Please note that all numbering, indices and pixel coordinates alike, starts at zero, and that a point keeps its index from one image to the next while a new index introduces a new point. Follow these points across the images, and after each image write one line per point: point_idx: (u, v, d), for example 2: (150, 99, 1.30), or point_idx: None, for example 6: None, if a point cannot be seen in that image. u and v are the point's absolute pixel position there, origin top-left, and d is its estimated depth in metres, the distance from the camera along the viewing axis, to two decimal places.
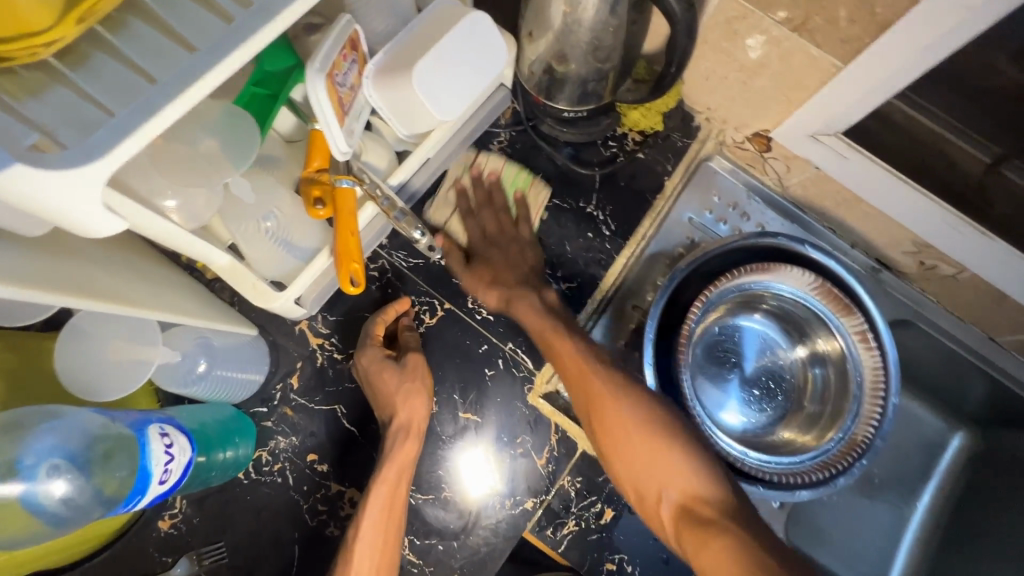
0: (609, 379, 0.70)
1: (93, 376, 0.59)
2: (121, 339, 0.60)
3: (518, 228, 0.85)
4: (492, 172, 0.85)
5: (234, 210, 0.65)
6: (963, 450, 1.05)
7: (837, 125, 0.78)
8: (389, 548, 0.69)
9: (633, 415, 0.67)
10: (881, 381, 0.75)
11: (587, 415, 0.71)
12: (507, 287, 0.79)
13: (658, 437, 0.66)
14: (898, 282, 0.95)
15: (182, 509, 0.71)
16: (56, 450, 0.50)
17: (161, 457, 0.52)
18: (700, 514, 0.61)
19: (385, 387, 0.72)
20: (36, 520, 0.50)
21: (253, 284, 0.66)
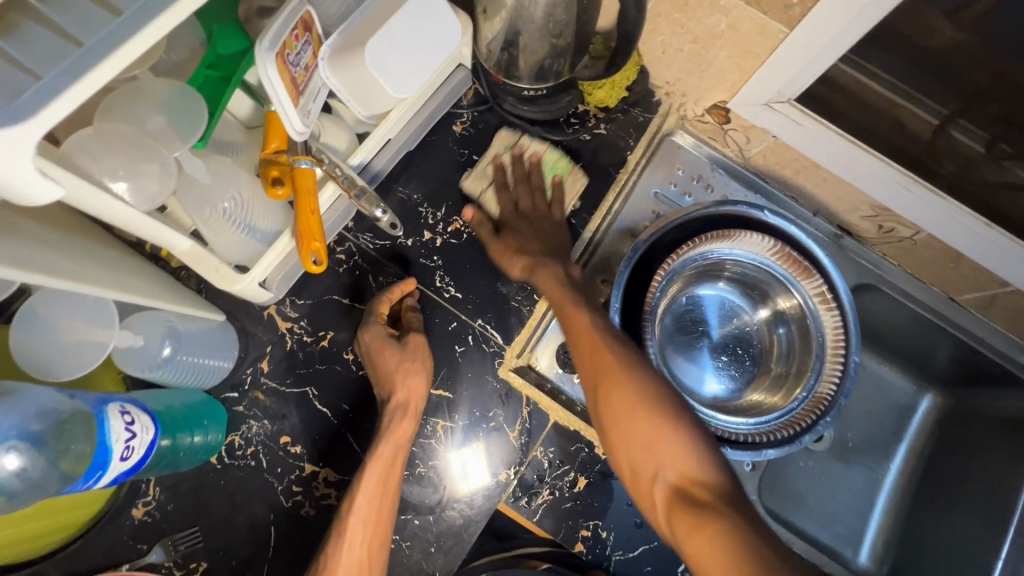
0: (621, 354, 0.68)
1: (51, 359, 0.59)
2: (78, 322, 0.60)
3: (551, 208, 0.85)
4: (534, 154, 0.87)
5: (190, 192, 0.64)
6: (931, 410, 1.08)
7: (789, 92, 0.79)
8: (382, 522, 0.70)
9: (637, 389, 0.66)
10: (841, 338, 0.77)
11: (591, 393, 0.70)
12: (532, 256, 0.79)
13: (661, 414, 0.64)
14: (858, 247, 0.99)
15: (155, 496, 0.71)
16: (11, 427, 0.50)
17: (121, 433, 0.53)
18: (693, 496, 0.60)
19: (385, 363, 0.73)
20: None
21: (216, 267, 0.66)
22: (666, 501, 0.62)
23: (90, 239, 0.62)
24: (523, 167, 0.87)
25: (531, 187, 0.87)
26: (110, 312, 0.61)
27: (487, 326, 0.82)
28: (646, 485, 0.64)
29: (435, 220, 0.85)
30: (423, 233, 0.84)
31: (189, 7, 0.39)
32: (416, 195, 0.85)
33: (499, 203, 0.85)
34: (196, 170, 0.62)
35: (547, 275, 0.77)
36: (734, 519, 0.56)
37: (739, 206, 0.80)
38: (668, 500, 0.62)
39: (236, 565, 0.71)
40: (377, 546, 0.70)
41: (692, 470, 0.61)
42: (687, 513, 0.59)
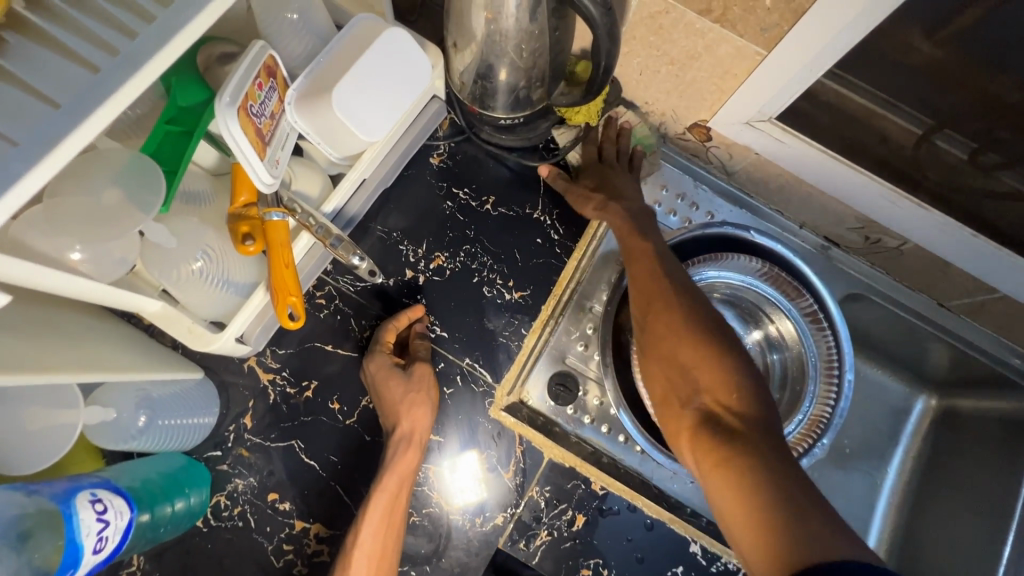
0: (676, 282, 0.68)
1: (13, 447, 0.56)
2: (39, 408, 0.58)
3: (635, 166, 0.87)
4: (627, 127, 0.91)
5: (156, 255, 0.62)
6: (926, 413, 1.08)
7: (769, 110, 0.78)
8: (386, 558, 0.68)
9: (682, 317, 0.66)
10: (834, 358, 0.76)
11: (640, 314, 0.70)
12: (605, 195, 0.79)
13: (707, 340, 0.64)
14: (848, 257, 0.96)
15: (141, 565, 0.69)
16: None
17: (92, 526, 0.51)
18: (724, 423, 0.60)
19: (391, 395, 0.72)
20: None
21: (189, 328, 0.63)
22: (693, 422, 0.63)
23: (53, 309, 0.59)
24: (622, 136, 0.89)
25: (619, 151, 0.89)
26: (74, 395, 0.59)
27: (475, 364, 0.80)
28: (678, 407, 0.66)
29: (416, 258, 0.83)
30: (404, 271, 0.82)
31: (132, 93, 0.37)
32: (396, 232, 0.83)
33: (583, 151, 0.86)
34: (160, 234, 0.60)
35: (618, 206, 0.77)
36: (768, 472, 0.55)
37: (726, 226, 0.80)
38: (697, 422, 0.63)
39: None
40: None
41: (729, 400, 0.62)
42: (713, 435, 0.60)
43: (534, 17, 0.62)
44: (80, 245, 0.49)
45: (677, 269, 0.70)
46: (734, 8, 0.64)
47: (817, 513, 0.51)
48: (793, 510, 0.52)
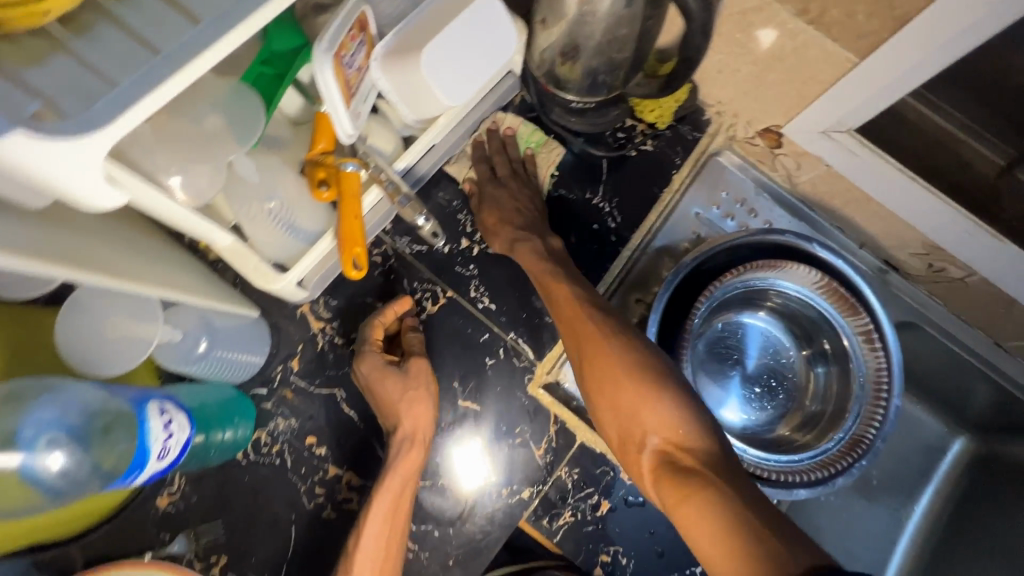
0: (607, 325, 0.68)
1: (94, 355, 0.58)
2: (120, 318, 0.59)
3: (523, 170, 0.86)
4: (506, 127, 0.87)
5: (235, 190, 0.64)
6: (963, 454, 1.04)
7: (850, 121, 0.77)
8: (391, 556, 0.69)
9: (626, 359, 0.64)
10: (884, 383, 0.74)
11: (582, 376, 0.68)
12: (515, 231, 0.77)
13: (649, 383, 0.63)
14: (904, 284, 0.93)
15: (181, 486, 0.70)
16: (58, 422, 0.50)
17: (160, 435, 0.52)
18: (680, 462, 0.57)
19: (387, 393, 0.72)
20: (34, 491, 0.50)
21: (256, 266, 0.66)
22: (653, 466, 0.59)
23: (133, 232, 0.61)
24: (501, 140, 0.86)
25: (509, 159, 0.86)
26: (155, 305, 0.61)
27: (519, 340, 0.80)
28: (635, 451, 0.62)
29: (473, 228, 0.83)
30: (460, 240, 0.82)
31: (264, 16, 0.38)
32: (456, 202, 0.84)
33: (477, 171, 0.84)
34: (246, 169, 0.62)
35: (525, 248, 0.76)
36: None
37: (788, 236, 0.76)
38: (656, 466, 0.59)
39: (255, 562, 0.71)
40: None
41: (681, 437, 0.59)
42: (673, 476, 0.56)
43: (630, 1, 0.62)
44: (175, 167, 0.50)
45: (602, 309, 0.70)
46: (834, 11, 0.64)
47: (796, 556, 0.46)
48: None
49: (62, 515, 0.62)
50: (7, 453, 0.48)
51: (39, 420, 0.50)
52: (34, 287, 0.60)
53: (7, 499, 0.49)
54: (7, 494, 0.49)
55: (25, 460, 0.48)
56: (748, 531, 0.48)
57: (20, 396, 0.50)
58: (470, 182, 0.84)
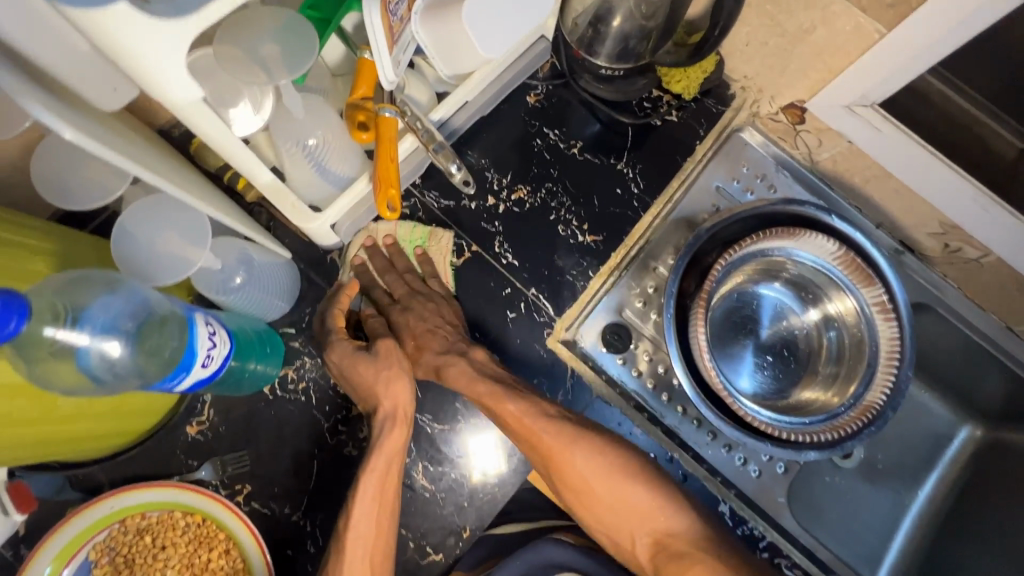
0: (563, 425, 0.72)
1: (146, 269, 0.56)
2: (178, 237, 0.58)
3: (425, 286, 0.81)
4: (386, 237, 0.82)
5: (281, 125, 0.65)
6: (970, 441, 1.04)
7: (873, 96, 0.79)
8: (384, 535, 0.70)
9: (595, 465, 0.71)
10: (897, 352, 0.75)
11: (554, 482, 0.73)
12: (434, 355, 0.76)
13: (633, 473, 0.71)
14: (919, 265, 0.95)
15: (210, 416, 0.73)
16: (122, 312, 0.50)
17: (206, 340, 0.53)
18: (671, 548, 0.67)
19: (362, 378, 0.70)
20: (84, 377, 0.48)
21: (293, 204, 0.67)
22: (649, 555, 0.69)
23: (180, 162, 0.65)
24: (380, 253, 0.81)
25: (399, 272, 0.82)
26: (206, 236, 0.58)
27: (540, 296, 0.85)
28: (627, 544, 0.71)
29: (500, 186, 0.86)
30: (487, 197, 0.85)
31: None
32: (484, 160, 0.86)
33: (377, 296, 0.80)
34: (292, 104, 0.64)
35: (453, 370, 0.75)
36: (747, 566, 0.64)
37: (807, 206, 0.78)
38: (652, 553, 0.69)
39: (277, 492, 0.73)
40: (382, 559, 0.70)
41: (664, 525, 0.69)
42: (671, 564, 0.66)
43: None
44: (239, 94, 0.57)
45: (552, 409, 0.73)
46: None
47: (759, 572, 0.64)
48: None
49: (99, 439, 0.63)
50: (69, 330, 0.46)
51: (107, 305, 0.49)
52: (94, 198, 0.54)
53: (57, 380, 0.47)
54: (58, 374, 0.47)
55: (87, 341, 0.47)
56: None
57: (88, 280, 0.49)
58: (368, 308, 0.80)
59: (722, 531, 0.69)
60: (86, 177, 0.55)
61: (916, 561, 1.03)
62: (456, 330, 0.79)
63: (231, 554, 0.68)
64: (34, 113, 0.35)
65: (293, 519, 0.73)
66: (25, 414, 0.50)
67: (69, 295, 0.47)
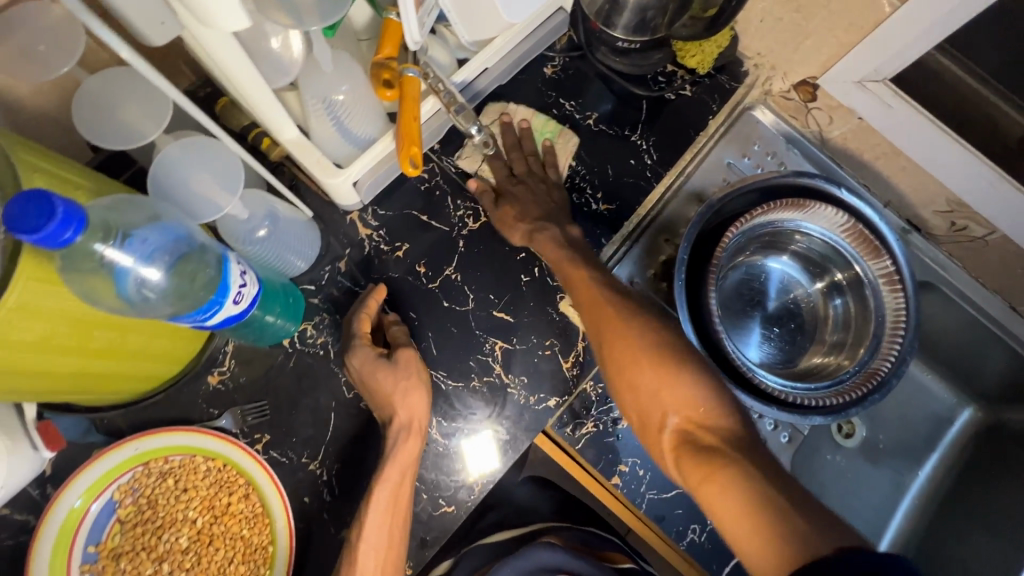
0: (620, 306, 0.71)
1: (188, 209, 0.58)
2: (211, 179, 0.59)
3: (544, 171, 0.85)
4: (521, 119, 0.87)
5: (312, 77, 0.67)
6: (971, 423, 1.02)
7: (888, 68, 0.81)
8: (395, 548, 0.71)
9: (646, 341, 0.68)
10: (902, 320, 0.77)
11: (602, 350, 0.72)
12: (529, 221, 0.80)
13: (670, 361, 0.66)
14: (925, 244, 0.93)
15: (230, 367, 0.76)
16: (163, 241, 0.52)
17: (241, 277, 0.55)
18: (698, 441, 0.62)
19: (381, 385, 0.72)
20: (122, 296, 0.51)
21: (319, 159, 0.69)
22: (673, 445, 0.64)
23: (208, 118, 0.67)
24: (447, 178, 0.85)
25: (524, 153, 0.86)
26: (238, 180, 0.60)
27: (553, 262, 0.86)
28: (655, 432, 0.66)
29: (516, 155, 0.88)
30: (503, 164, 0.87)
31: None
32: (501, 129, 0.88)
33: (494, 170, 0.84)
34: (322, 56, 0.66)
35: (544, 237, 0.78)
36: (773, 480, 0.56)
37: (818, 178, 0.79)
38: (676, 445, 0.64)
39: (295, 442, 0.75)
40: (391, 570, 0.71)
41: (701, 416, 0.63)
42: (698, 456, 0.61)
43: None
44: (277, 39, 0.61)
45: (617, 290, 0.73)
46: None
47: (797, 490, 0.55)
48: (787, 502, 0.54)
49: (128, 380, 0.65)
50: (115, 250, 0.49)
51: (150, 234, 0.51)
52: (128, 141, 0.56)
53: (96, 295, 0.49)
54: (98, 290, 0.49)
55: (129, 263, 0.50)
56: (758, 505, 0.54)
57: (136, 207, 0.52)
58: (479, 182, 0.84)
59: (765, 447, 0.61)
60: (121, 120, 0.57)
61: (914, 541, 1.00)
62: (557, 210, 0.83)
63: (250, 498, 0.71)
64: (97, 31, 0.42)
65: (309, 468, 0.75)
66: (62, 341, 0.51)
67: (118, 215, 0.50)
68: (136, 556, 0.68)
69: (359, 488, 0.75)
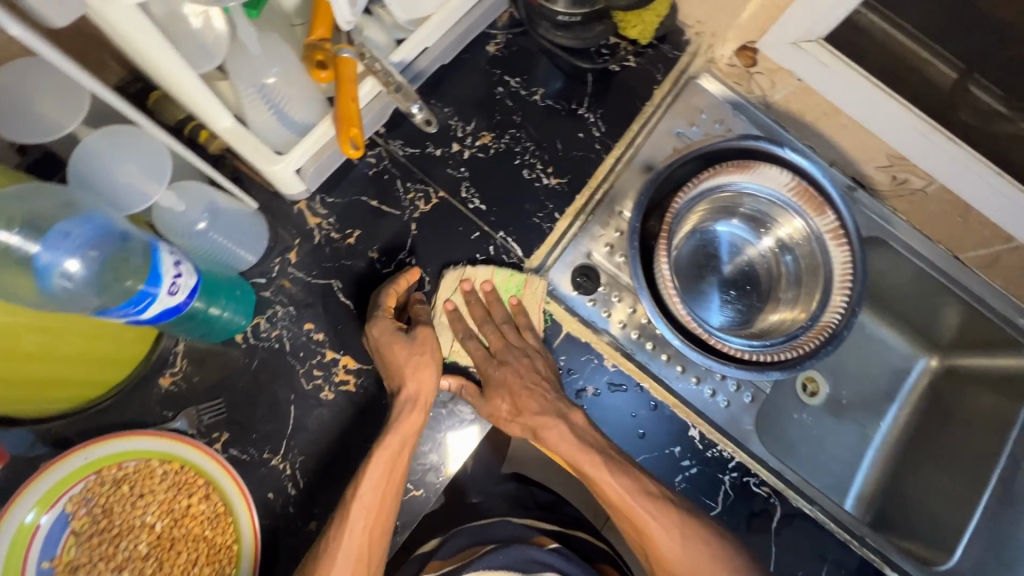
0: (663, 512, 0.73)
1: (113, 201, 0.57)
2: (136, 170, 0.58)
3: (520, 338, 0.82)
4: (485, 284, 0.84)
5: (239, 61, 0.65)
6: (927, 372, 1.05)
7: (818, 28, 0.80)
8: (385, 513, 0.70)
9: (699, 567, 0.71)
10: (849, 274, 0.80)
11: (627, 524, 0.74)
12: (529, 416, 0.77)
13: (720, 561, 0.71)
14: (871, 201, 0.96)
15: (183, 367, 0.74)
16: (84, 233, 0.51)
17: (172, 265, 0.54)
18: None
19: (396, 357, 0.73)
20: (40, 290, 0.49)
21: (255, 146, 0.67)
22: None
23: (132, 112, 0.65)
24: (396, 161, 0.84)
25: (496, 321, 0.83)
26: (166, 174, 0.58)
27: (509, 239, 0.86)
28: None
29: (464, 134, 0.87)
30: (452, 144, 0.86)
31: None
32: (448, 108, 0.88)
33: (468, 353, 0.82)
34: (251, 37, 0.64)
35: (550, 435, 0.75)
36: None
37: (761, 141, 0.81)
38: None
39: (255, 438, 0.74)
40: (378, 537, 0.70)
41: None
42: None
43: None
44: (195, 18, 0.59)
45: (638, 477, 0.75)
46: None
47: None
48: None
49: (71, 386, 0.63)
50: (33, 242, 0.48)
51: (71, 226, 0.50)
52: (45, 133, 0.54)
53: (15, 288, 0.48)
54: (17, 283, 0.48)
55: (47, 256, 0.48)
56: None
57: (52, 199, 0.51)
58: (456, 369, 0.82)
59: None
60: (36, 113, 0.54)
61: (881, 490, 1.01)
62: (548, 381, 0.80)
63: (211, 498, 0.69)
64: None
65: (272, 464, 0.74)
66: None
67: (33, 208, 0.49)
68: (94, 566, 0.67)
69: (325, 479, 0.74)
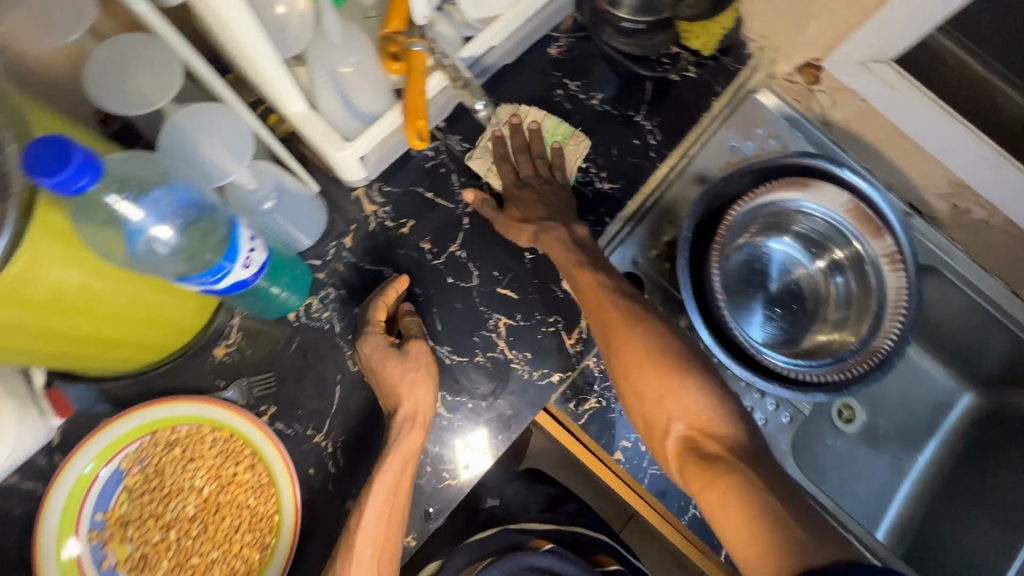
0: (637, 315, 0.73)
1: (201, 173, 0.60)
2: (220, 145, 0.60)
3: (551, 173, 0.84)
4: (533, 121, 0.85)
5: (319, 49, 0.67)
6: (970, 409, 1.01)
7: (889, 49, 0.83)
8: (392, 538, 0.70)
9: (658, 362, 0.70)
10: (903, 300, 0.78)
11: (602, 334, 0.74)
12: (539, 223, 0.79)
13: (680, 374, 0.69)
14: (927, 229, 0.91)
15: (237, 339, 0.77)
16: (173, 202, 0.53)
17: (249, 238, 0.56)
18: (707, 450, 0.66)
19: (389, 376, 0.73)
20: (131, 251, 0.52)
21: (326, 132, 0.70)
22: (676, 452, 0.68)
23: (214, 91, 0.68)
24: (453, 155, 0.86)
25: (532, 155, 0.85)
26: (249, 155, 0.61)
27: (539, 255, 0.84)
28: (659, 436, 0.70)
29: None
30: None
31: None
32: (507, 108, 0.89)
33: (500, 175, 0.84)
34: (332, 26, 0.66)
35: (551, 238, 0.77)
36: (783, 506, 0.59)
37: (821, 158, 0.80)
38: (681, 450, 0.68)
39: (301, 414, 0.76)
40: (387, 562, 0.70)
41: (704, 423, 0.67)
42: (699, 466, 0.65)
43: None
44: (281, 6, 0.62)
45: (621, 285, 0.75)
46: None
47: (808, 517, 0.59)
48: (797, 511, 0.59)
49: (138, 348, 0.66)
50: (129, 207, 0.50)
51: (162, 195, 0.52)
52: (138, 106, 0.57)
53: (109, 250, 0.51)
54: (111, 245, 0.51)
55: (140, 221, 0.51)
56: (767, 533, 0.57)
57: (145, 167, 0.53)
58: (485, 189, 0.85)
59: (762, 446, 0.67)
60: (131, 87, 0.57)
61: (914, 525, 0.98)
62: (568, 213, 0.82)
63: (257, 468, 0.71)
64: None
65: (314, 441, 0.76)
66: (70, 302, 0.52)
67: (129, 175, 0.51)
68: (143, 523, 0.69)
69: (363, 462, 0.76)
